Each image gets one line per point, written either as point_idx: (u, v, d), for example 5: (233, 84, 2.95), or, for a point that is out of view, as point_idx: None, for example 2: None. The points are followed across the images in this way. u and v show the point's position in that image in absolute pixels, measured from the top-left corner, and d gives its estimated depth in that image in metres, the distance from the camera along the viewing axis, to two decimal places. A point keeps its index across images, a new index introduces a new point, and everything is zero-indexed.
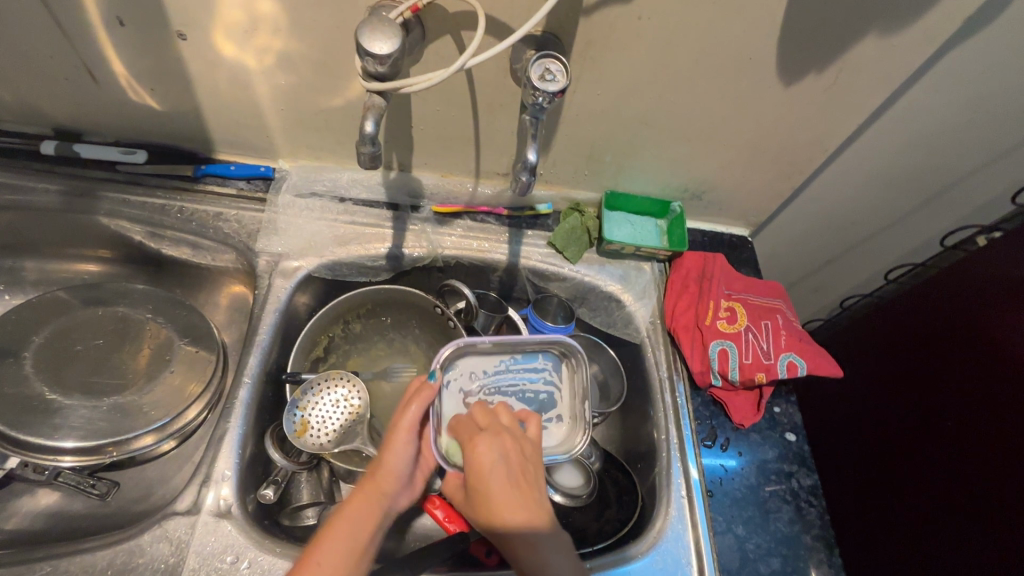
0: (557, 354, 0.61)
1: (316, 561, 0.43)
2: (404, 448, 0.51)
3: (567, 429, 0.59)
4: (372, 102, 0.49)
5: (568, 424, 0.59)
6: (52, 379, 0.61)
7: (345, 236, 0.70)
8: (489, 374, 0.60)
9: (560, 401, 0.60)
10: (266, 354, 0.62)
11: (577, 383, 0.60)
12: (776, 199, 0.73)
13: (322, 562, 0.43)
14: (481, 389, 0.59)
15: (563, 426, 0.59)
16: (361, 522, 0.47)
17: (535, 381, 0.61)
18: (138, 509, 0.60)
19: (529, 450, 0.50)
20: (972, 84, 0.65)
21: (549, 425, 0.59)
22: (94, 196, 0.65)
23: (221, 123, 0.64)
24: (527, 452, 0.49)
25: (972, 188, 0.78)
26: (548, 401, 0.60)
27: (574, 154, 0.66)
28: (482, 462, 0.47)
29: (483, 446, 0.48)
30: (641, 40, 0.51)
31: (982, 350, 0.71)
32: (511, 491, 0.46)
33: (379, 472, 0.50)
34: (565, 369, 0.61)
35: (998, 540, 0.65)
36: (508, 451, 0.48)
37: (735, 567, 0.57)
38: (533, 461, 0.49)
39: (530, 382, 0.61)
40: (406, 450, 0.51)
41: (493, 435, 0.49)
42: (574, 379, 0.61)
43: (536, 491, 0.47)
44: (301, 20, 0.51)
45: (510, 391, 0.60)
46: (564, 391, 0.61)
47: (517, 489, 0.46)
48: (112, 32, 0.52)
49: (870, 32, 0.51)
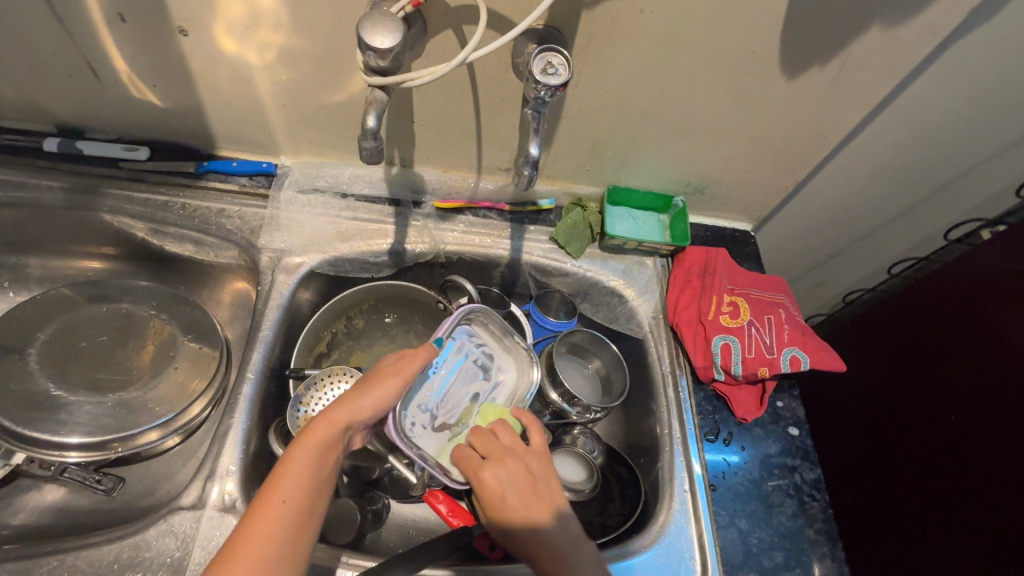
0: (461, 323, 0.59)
1: (282, 498, 0.42)
2: (387, 391, 0.50)
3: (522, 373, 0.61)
4: (374, 97, 0.48)
5: (512, 363, 0.62)
6: (57, 375, 0.61)
7: (348, 231, 0.70)
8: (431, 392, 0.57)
9: (495, 355, 0.62)
10: (270, 350, 0.62)
11: (497, 331, 0.61)
12: (779, 193, 0.73)
13: (287, 499, 0.42)
14: (437, 406, 0.57)
15: (515, 370, 0.61)
16: (326, 458, 0.45)
17: (463, 353, 0.60)
18: (144, 504, 0.60)
19: (534, 462, 0.52)
20: (977, 77, 0.65)
21: (500, 376, 0.61)
22: (97, 193, 0.66)
23: (223, 119, 0.64)
24: (532, 467, 0.51)
25: (977, 182, 0.78)
26: (488, 361, 0.61)
27: (576, 149, 0.66)
28: (489, 490, 0.49)
29: (488, 474, 0.50)
30: (643, 33, 0.51)
31: (985, 343, 0.71)
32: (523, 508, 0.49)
33: (357, 409, 0.48)
34: (476, 328, 0.61)
35: (1002, 533, 0.65)
36: (513, 472, 0.50)
37: (738, 561, 0.57)
38: (542, 473, 0.51)
39: (460, 363, 0.60)
40: (389, 397, 0.50)
41: (496, 460, 0.51)
42: (492, 330, 0.61)
43: (548, 500, 0.49)
44: (302, 15, 0.50)
45: (455, 384, 0.59)
46: (494, 347, 0.62)
47: (528, 504, 0.49)
48: (113, 28, 0.52)
49: (874, 24, 0.51)
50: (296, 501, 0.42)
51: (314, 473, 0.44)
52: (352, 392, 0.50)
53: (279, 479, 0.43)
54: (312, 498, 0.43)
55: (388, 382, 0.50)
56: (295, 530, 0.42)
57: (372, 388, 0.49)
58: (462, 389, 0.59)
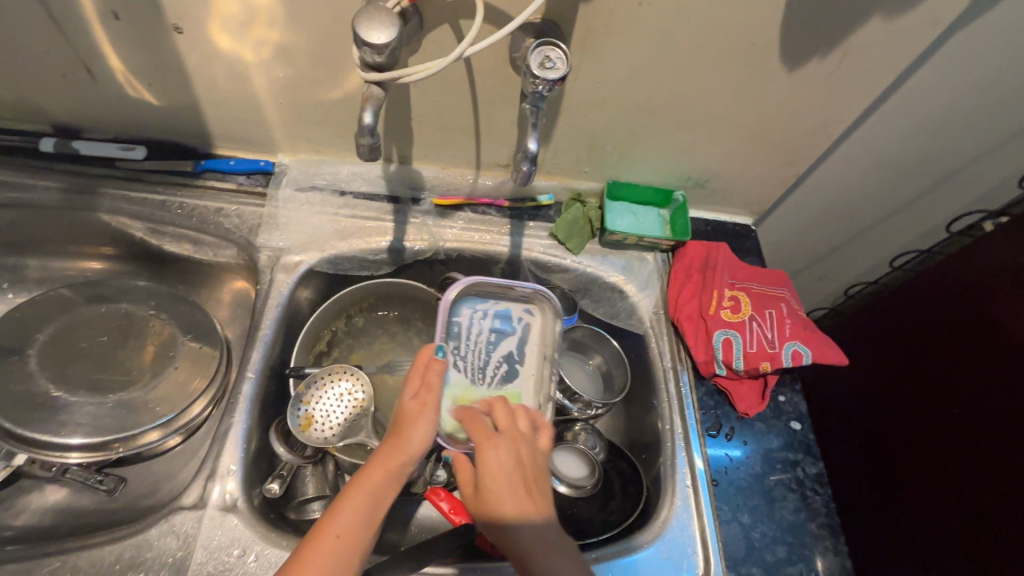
0: (466, 294, 0.62)
1: (335, 533, 0.42)
2: (428, 425, 0.49)
3: (542, 313, 0.64)
4: (370, 93, 0.48)
5: (535, 311, 0.64)
6: (57, 375, 0.61)
7: (346, 229, 0.69)
8: (467, 364, 0.60)
9: (510, 309, 0.64)
10: (269, 348, 0.62)
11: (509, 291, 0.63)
12: (779, 186, 0.73)
13: (340, 536, 0.42)
14: (482, 374, 0.60)
15: (537, 314, 0.64)
16: (383, 495, 0.45)
17: (477, 323, 0.62)
18: (145, 504, 0.60)
19: (539, 460, 0.51)
20: (979, 66, 0.64)
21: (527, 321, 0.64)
22: (94, 194, 0.65)
23: (219, 118, 0.64)
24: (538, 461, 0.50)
25: (980, 173, 0.77)
26: (501, 317, 0.63)
27: (576, 144, 0.66)
28: (493, 466, 0.48)
29: (497, 450, 0.49)
30: (641, 26, 0.51)
31: (989, 336, 0.71)
32: (518, 496, 0.47)
33: (407, 449, 0.47)
34: (484, 291, 0.63)
35: (1004, 525, 0.65)
36: (518, 459, 0.49)
37: (741, 556, 0.57)
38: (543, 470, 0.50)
39: (481, 329, 0.62)
40: (432, 430, 0.49)
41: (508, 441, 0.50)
42: (503, 292, 0.63)
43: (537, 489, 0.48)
44: (298, 11, 0.50)
45: (489, 348, 0.61)
46: (501, 304, 0.64)
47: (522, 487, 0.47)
48: (107, 26, 0.52)
49: (874, 15, 0.50)
50: (350, 538, 0.42)
51: (370, 513, 0.43)
52: (397, 428, 0.49)
53: (336, 514, 0.43)
54: (369, 536, 0.43)
55: (425, 413, 0.49)
56: (348, 565, 0.41)
57: (417, 423, 0.49)
58: (493, 352, 0.62)
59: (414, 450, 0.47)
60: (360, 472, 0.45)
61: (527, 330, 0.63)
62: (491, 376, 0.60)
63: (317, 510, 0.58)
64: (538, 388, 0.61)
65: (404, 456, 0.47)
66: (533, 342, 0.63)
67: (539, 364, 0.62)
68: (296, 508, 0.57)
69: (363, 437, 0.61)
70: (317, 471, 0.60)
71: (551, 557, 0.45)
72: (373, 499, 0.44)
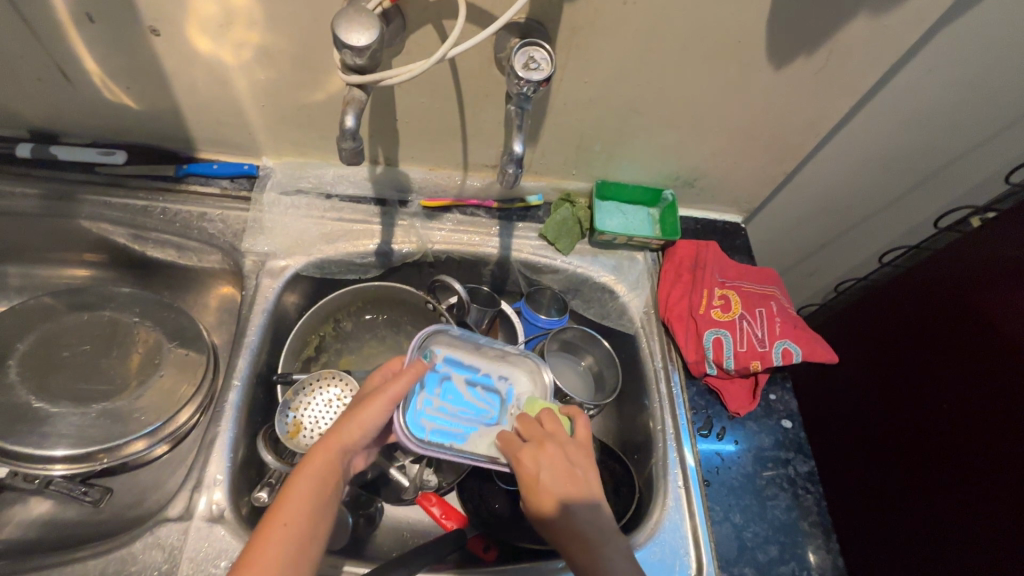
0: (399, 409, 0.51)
1: (284, 517, 0.40)
2: (380, 410, 0.47)
3: (442, 342, 0.59)
4: (352, 96, 0.47)
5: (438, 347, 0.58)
6: (39, 386, 0.60)
7: (333, 233, 0.68)
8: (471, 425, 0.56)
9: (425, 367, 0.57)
10: (256, 355, 0.61)
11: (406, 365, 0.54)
12: (769, 183, 0.73)
13: (289, 521, 0.40)
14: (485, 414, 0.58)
15: (438, 344, 0.58)
16: (330, 481, 0.43)
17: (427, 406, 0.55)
18: (132, 515, 0.59)
19: (579, 453, 0.50)
20: (965, 61, 0.65)
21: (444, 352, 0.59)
22: (74, 200, 0.64)
23: (200, 121, 0.63)
24: (574, 456, 0.49)
25: (967, 168, 0.78)
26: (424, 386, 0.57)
27: (564, 144, 0.65)
28: (527, 474, 0.48)
29: (530, 458, 0.49)
30: (626, 25, 0.50)
31: (977, 331, 0.71)
32: (558, 492, 0.47)
33: (353, 429, 0.46)
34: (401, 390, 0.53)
35: (994, 520, 0.65)
36: (552, 458, 0.49)
37: (733, 556, 0.56)
38: (581, 464, 0.49)
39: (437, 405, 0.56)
40: (384, 414, 0.48)
41: (539, 446, 0.50)
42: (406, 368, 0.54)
43: (581, 484, 0.48)
44: (278, 13, 0.49)
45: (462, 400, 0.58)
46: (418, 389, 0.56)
47: (562, 485, 0.47)
48: (82, 29, 0.51)
49: (860, 12, 0.50)
50: (299, 520, 0.40)
51: (318, 498, 0.42)
52: (348, 413, 0.48)
53: (285, 499, 0.41)
54: (317, 523, 0.41)
55: (377, 397, 0.48)
56: (297, 553, 0.39)
57: (367, 405, 0.47)
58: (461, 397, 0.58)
59: (360, 436, 0.46)
60: (307, 457, 0.44)
61: (450, 362, 0.59)
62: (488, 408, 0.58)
63: None
64: (508, 369, 0.61)
65: (351, 436, 0.46)
66: (463, 358, 0.60)
67: (484, 360, 0.61)
68: None
69: None
70: None
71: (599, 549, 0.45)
72: (320, 481, 0.43)
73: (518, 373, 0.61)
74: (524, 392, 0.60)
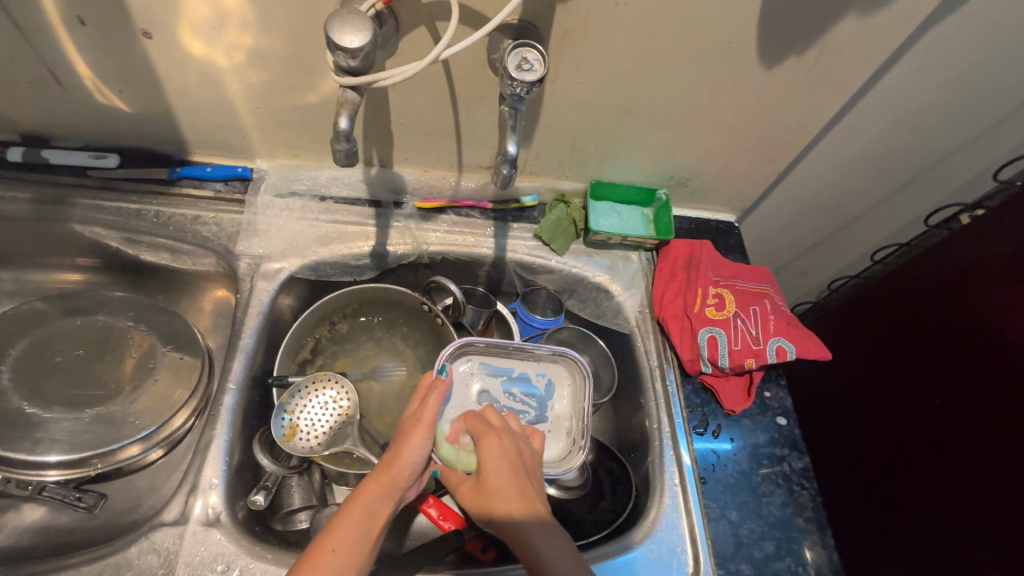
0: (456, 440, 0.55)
1: (331, 547, 0.41)
2: (424, 440, 0.47)
3: (473, 354, 0.62)
4: (345, 98, 0.47)
5: (472, 359, 0.62)
6: (31, 392, 0.59)
7: (327, 234, 0.68)
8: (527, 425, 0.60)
9: (465, 379, 0.61)
10: (251, 358, 0.61)
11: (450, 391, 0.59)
12: (761, 183, 0.73)
13: (336, 548, 0.41)
14: (534, 413, 0.61)
15: (472, 356, 0.62)
16: (375, 514, 0.44)
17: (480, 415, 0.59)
18: (127, 520, 0.59)
19: (536, 459, 0.50)
20: (952, 60, 0.65)
21: (477, 361, 0.62)
22: (65, 204, 0.64)
23: (193, 124, 0.63)
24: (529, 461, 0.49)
25: (956, 166, 0.78)
26: (461, 392, 0.60)
27: (557, 145, 0.65)
28: (489, 458, 0.47)
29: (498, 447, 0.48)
30: (618, 26, 0.50)
31: (967, 327, 0.72)
32: (515, 489, 0.46)
33: (398, 464, 0.46)
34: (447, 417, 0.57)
35: (990, 516, 0.65)
36: (518, 456, 0.49)
37: (730, 553, 0.57)
38: (536, 473, 0.49)
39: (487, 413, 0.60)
40: (427, 445, 0.48)
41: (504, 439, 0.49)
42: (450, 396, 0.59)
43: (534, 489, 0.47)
44: (270, 15, 0.49)
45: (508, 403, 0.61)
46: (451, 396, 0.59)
47: (518, 482, 0.46)
48: (74, 32, 0.51)
49: (849, 14, 0.51)
50: (348, 552, 0.41)
51: (365, 528, 0.43)
52: (393, 446, 0.48)
53: (332, 529, 0.42)
54: (364, 550, 0.42)
55: (419, 428, 0.48)
56: None
57: (409, 436, 0.48)
58: (505, 400, 0.61)
59: (405, 468, 0.47)
60: (355, 490, 0.45)
61: (484, 369, 0.62)
62: (528, 406, 0.61)
63: (304, 520, 0.56)
64: (543, 366, 0.63)
65: (397, 470, 0.46)
66: (495, 363, 0.63)
67: (520, 358, 0.63)
68: (282, 520, 0.56)
69: (349, 446, 0.60)
70: (303, 481, 0.60)
71: (554, 551, 0.44)
72: (366, 515, 0.43)
73: (555, 369, 0.63)
74: (563, 385, 0.63)
